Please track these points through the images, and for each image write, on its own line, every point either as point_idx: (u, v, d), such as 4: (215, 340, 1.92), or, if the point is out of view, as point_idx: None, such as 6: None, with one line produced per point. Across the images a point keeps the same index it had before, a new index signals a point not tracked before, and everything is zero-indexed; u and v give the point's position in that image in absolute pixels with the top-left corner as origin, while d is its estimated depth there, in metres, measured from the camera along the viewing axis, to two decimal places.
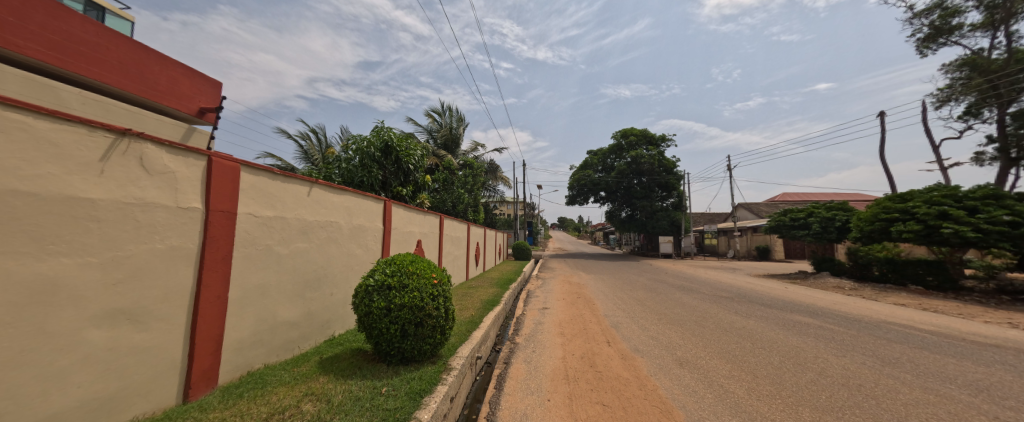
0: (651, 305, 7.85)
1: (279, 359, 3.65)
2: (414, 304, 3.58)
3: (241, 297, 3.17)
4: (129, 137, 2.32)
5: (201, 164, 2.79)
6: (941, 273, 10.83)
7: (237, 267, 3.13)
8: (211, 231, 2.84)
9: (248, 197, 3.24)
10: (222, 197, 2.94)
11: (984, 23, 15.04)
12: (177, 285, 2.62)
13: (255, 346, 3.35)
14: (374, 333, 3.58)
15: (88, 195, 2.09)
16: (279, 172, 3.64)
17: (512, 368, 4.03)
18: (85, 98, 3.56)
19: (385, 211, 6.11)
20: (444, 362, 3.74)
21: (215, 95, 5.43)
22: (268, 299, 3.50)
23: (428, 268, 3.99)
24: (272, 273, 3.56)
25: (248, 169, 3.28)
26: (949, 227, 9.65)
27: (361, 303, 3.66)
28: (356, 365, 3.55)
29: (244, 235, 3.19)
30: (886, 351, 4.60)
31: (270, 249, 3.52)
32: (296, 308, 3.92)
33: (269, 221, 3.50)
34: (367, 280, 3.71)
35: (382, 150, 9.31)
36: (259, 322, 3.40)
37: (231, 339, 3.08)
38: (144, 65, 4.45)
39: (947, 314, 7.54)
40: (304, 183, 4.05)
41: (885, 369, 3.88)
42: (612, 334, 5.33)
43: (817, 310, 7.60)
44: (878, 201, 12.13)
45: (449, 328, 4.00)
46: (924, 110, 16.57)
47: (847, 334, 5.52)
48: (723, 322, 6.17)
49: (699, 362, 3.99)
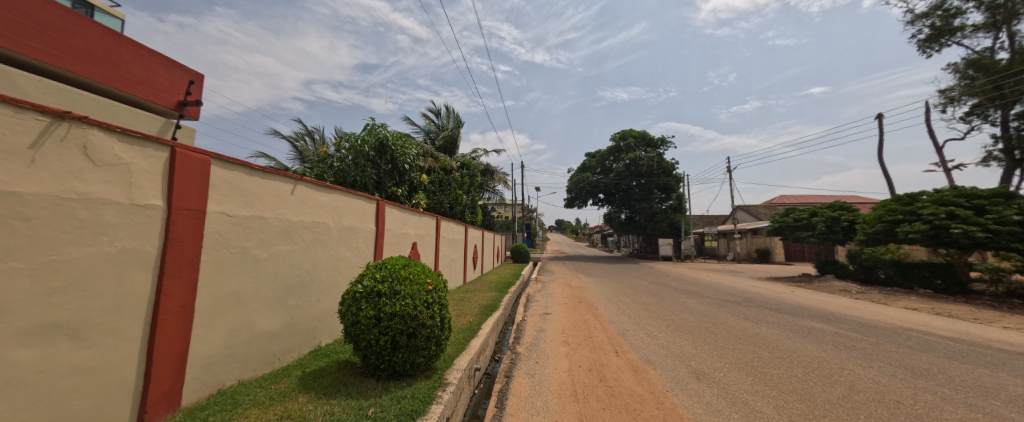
0: (656, 310, 7.56)
1: (257, 374, 3.30)
2: (406, 312, 3.24)
3: (211, 305, 2.83)
4: (69, 121, 1.97)
5: (162, 156, 2.46)
6: (949, 277, 10.61)
7: (206, 272, 2.77)
8: (174, 232, 2.50)
9: (221, 194, 2.90)
10: (187, 195, 2.60)
11: (986, 23, 14.93)
12: (131, 293, 2.27)
13: (227, 361, 3.00)
14: (362, 345, 3.23)
15: (13, 187, 1.73)
16: (258, 167, 3.30)
17: (514, 383, 3.69)
18: (47, 87, 3.20)
19: (378, 211, 5.79)
20: (439, 377, 3.41)
21: (194, 88, 5.10)
22: (243, 307, 3.15)
23: (422, 273, 3.67)
24: (249, 279, 3.21)
25: (221, 163, 2.94)
26: (958, 227, 9.39)
27: (348, 311, 3.32)
28: (341, 381, 3.19)
29: (215, 236, 2.85)
30: (913, 361, 4.33)
31: (246, 252, 3.17)
32: (276, 317, 3.57)
33: (245, 221, 3.16)
34: (355, 287, 3.38)
35: (376, 149, 8.99)
36: (232, 334, 3.05)
37: (199, 353, 2.73)
38: (117, 53, 4.12)
39: (962, 319, 7.29)
40: (287, 180, 3.71)
41: (918, 382, 3.62)
42: (620, 342, 5.00)
43: (829, 316, 7.32)
44: (884, 201, 11.78)
45: (445, 338, 3.66)
46: (927, 111, 16.45)
47: (867, 341, 5.24)
48: (734, 328, 5.88)
49: (717, 375, 3.69)
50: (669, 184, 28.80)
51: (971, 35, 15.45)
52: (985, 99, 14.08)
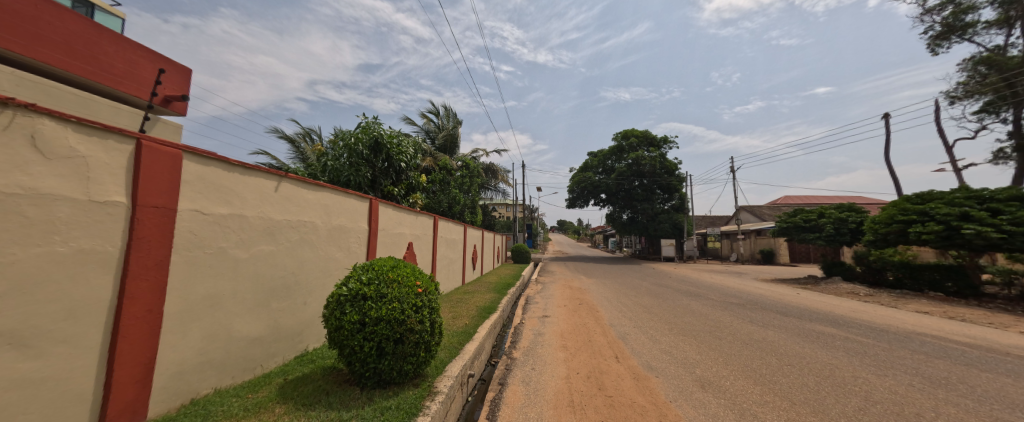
0: (659, 313, 7.34)
1: (235, 382, 3.12)
2: (393, 317, 3.05)
3: (183, 310, 2.65)
4: (14, 109, 1.79)
5: (125, 149, 2.29)
6: (961, 280, 10.33)
7: (177, 274, 2.60)
8: (140, 231, 2.33)
9: (194, 192, 2.72)
10: (155, 191, 2.42)
11: (998, 19, 14.63)
12: (90, 298, 2.09)
13: (202, 368, 2.83)
14: (345, 351, 3.05)
15: None
16: (237, 163, 3.13)
17: (508, 391, 3.49)
18: (23, 81, 3.03)
19: (371, 210, 5.62)
20: (428, 385, 3.22)
21: (179, 82, 4.94)
22: (220, 311, 2.97)
23: (412, 274, 3.48)
24: (227, 281, 3.03)
25: (196, 158, 2.77)
26: (972, 228, 9.10)
27: (332, 316, 3.14)
28: (324, 390, 3.01)
29: (187, 236, 2.67)
30: (930, 369, 4.11)
31: (224, 252, 2.99)
32: (258, 322, 3.40)
33: (223, 220, 2.98)
34: (340, 289, 3.20)
35: (371, 147, 8.84)
36: (208, 339, 2.87)
37: (169, 361, 2.56)
38: (98, 45, 3.94)
39: (976, 323, 7.05)
40: (271, 177, 3.54)
41: (938, 392, 3.42)
42: (620, 347, 4.80)
43: (837, 319, 7.10)
44: (895, 201, 11.45)
45: (436, 343, 3.48)
46: (937, 109, 16.16)
47: (879, 347, 5.02)
48: (739, 333, 5.66)
49: (723, 384, 3.49)
50: (671, 184, 28.56)
51: (983, 31, 15.16)
52: (996, 96, 13.84)
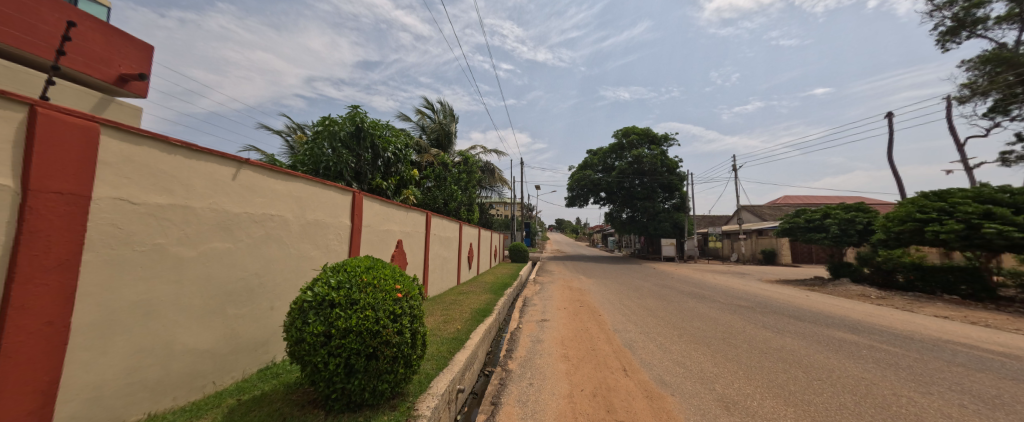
0: (665, 317, 6.88)
1: (177, 404, 2.65)
2: (365, 328, 2.57)
3: (103, 320, 2.17)
4: None
5: (16, 118, 1.81)
6: (976, 282, 9.93)
7: (92, 278, 2.10)
8: (36, 220, 1.83)
9: (120, 176, 2.23)
10: (59, 173, 1.93)
11: (1010, 15, 14.27)
12: None
13: (129, 390, 2.33)
14: (308, 369, 2.56)
15: None
16: (180, 143, 2.64)
17: (502, 413, 3.01)
18: None
19: (354, 204, 5.15)
20: (407, 406, 2.74)
21: (139, 58, 4.43)
22: (157, 320, 2.49)
23: (390, 277, 2.99)
24: (167, 285, 2.55)
25: (125, 137, 2.28)
26: (993, 227, 8.68)
27: (293, 325, 2.65)
28: (280, 416, 2.52)
29: (110, 230, 2.18)
30: (975, 385, 3.67)
31: (162, 250, 2.51)
32: (209, 332, 2.91)
33: (161, 211, 2.49)
34: (304, 294, 2.70)
35: (353, 133, 8.44)
36: (139, 354, 2.38)
37: (83, 383, 2.08)
38: (36, 12, 3.38)
39: (1001, 329, 6.66)
40: (227, 163, 3.05)
41: (996, 415, 2.96)
42: (628, 358, 4.33)
43: (856, 324, 6.66)
44: (910, 200, 10.95)
45: (419, 357, 2.99)
46: (947, 108, 15.80)
47: (910, 358, 4.58)
48: (756, 340, 5.21)
49: (750, 405, 3.03)
50: (672, 183, 28.08)
51: (995, 27, 14.78)
52: (1008, 93, 13.53)
